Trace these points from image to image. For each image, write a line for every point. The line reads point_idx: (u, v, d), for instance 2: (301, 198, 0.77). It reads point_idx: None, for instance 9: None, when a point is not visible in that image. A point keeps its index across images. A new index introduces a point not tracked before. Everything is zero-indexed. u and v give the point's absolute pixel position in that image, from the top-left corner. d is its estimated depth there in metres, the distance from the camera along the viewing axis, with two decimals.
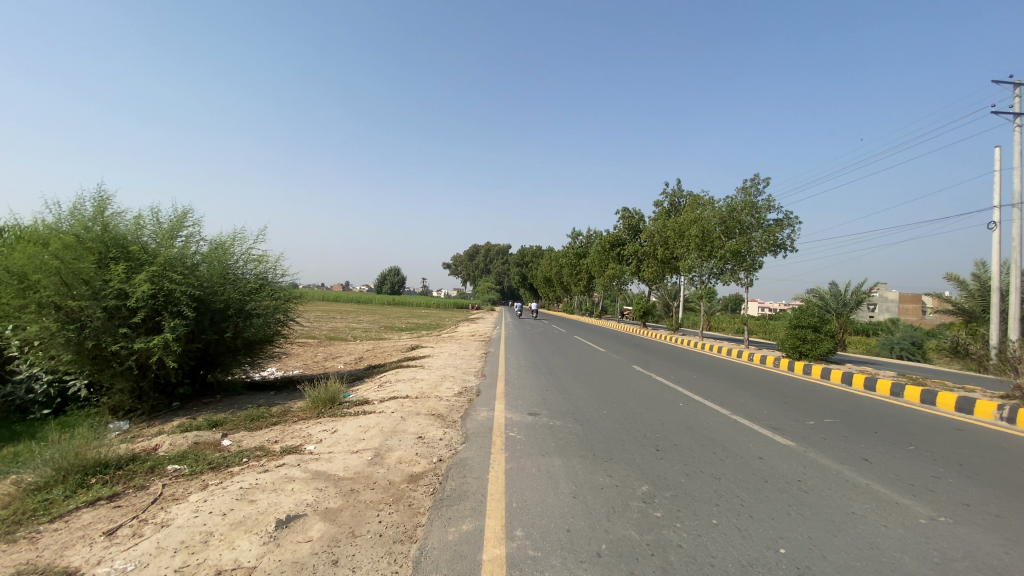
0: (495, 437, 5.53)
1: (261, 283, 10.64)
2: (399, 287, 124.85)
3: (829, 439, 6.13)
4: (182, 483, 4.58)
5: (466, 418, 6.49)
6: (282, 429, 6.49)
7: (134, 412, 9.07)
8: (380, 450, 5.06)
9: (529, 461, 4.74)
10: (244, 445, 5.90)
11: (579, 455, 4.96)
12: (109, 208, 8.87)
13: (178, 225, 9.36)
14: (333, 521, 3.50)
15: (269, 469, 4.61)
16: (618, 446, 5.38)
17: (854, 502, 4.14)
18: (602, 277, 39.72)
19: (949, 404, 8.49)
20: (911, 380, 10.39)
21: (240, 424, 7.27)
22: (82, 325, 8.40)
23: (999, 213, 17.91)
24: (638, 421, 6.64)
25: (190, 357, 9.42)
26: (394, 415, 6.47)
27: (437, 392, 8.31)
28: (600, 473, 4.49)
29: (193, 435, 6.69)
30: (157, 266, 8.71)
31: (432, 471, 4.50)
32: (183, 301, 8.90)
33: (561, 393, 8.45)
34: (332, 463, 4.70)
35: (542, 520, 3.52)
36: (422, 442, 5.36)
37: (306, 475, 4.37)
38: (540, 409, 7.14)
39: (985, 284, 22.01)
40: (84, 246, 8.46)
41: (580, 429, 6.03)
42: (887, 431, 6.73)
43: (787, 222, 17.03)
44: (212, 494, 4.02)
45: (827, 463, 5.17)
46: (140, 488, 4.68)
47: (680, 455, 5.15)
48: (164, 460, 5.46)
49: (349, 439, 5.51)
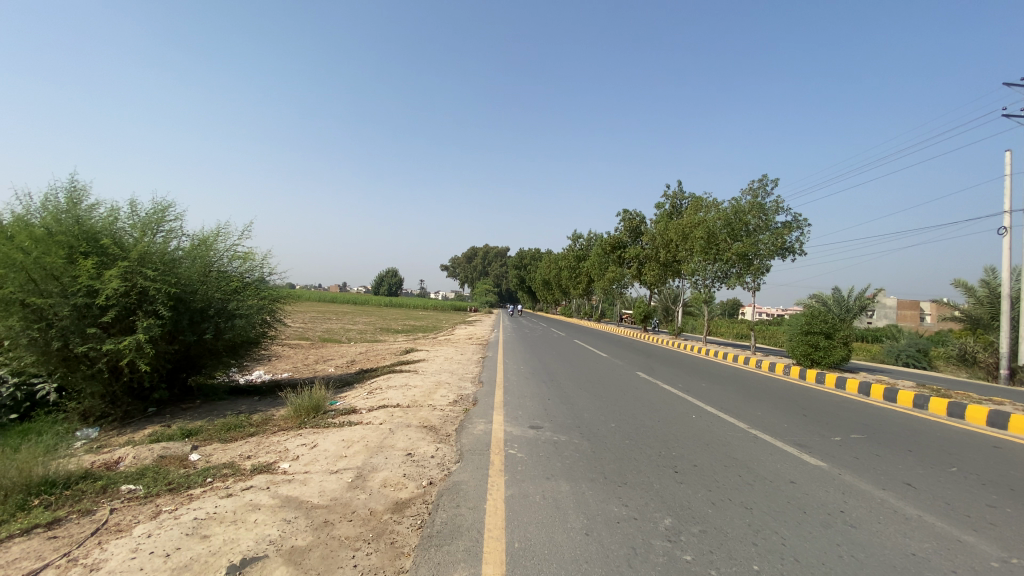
0: (493, 456, 4.94)
1: (245, 281, 9.98)
2: (396, 289, 124.47)
3: (863, 459, 5.54)
4: (132, 510, 3.96)
5: (461, 432, 5.90)
6: (257, 442, 5.88)
7: (106, 418, 8.48)
8: (363, 471, 4.47)
9: (532, 486, 4.14)
10: (212, 460, 5.28)
11: (589, 478, 4.37)
12: (83, 201, 8.26)
13: (158, 219, 8.75)
14: (298, 565, 2.89)
15: (233, 493, 4.00)
16: (632, 467, 4.78)
17: (913, 542, 3.55)
18: (603, 281, 38.88)
19: (981, 417, 7.92)
20: (933, 391, 9.81)
21: (214, 435, 6.66)
22: (49, 325, 7.80)
23: (1009, 217, 17.40)
24: (650, 435, 6.04)
25: (166, 360, 8.78)
26: (382, 428, 5.88)
27: (430, 401, 7.70)
28: (614, 501, 3.89)
29: (160, 447, 6.08)
30: (131, 261, 8.08)
31: (420, 499, 3.88)
32: (159, 299, 8.25)
33: (564, 402, 7.86)
34: (306, 487, 4.09)
35: (550, 566, 2.92)
36: (412, 461, 4.76)
37: (273, 502, 3.76)
38: (542, 421, 6.54)
39: (994, 291, 21.44)
40: (53, 240, 7.82)
41: (588, 445, 5.45)
42: (922, 449, 6.15)
43: (796, 224, 16.44)
44: (160, 527, 3.41)
45: (867, 488, 4.59)
46: (85, 514, 4.06)
47: (702, 478, 4.55)
48: (121, 479, 4.85)
49: (329, 456, 4.92)
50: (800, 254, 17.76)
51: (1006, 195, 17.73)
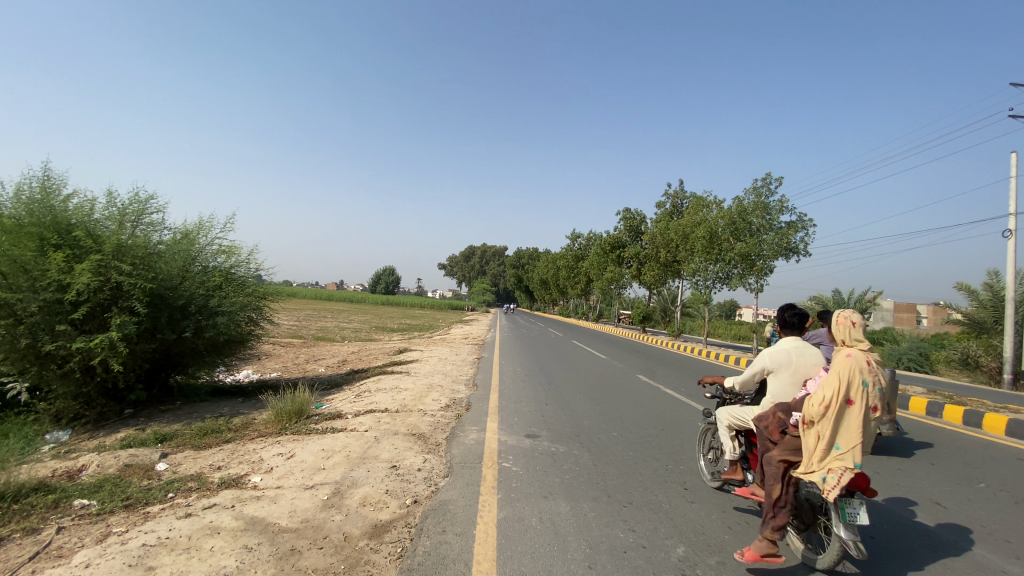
0: (485, 470, 4.52)
1: (229, 277, 9.55)
2: (393, 288, 123.60)
3: (884, 474, 5.13)
4: (79, 533, 3.54)
5: (452, 441, 5.47)
6: (231, 450, 5.44)
7: (79, 420, 8.05)
8: (342, 486, 4.04)
9: (527, 508, 3.71)
10: (179, 471, 4.86)
11: (590, 497, 3.95)
12: (56, 189, 7.79)
13: (137, 210, 8.32)
14: None
15: (192, 513, 3.57)
16: (637, 483, 4.36)
17: None
18: (602, 281, 38.31)
19: (999, 427, 7.50)
20: (946, 399, 9.39)
21: (188, 440, 6.23)
22: (18, 321, 7.39)
23: (1014, 219, 17.11)
24: (655, 446, 5.62)
25: (143, 359, 8.34)
26: (367, 436, 5.44)
27: (421, 405, 7.25)
28: (620, 526, 3.48)
29: (128, 454, 5.64)
30: (104, 255, 7.62)
31: (402, 521, 3.46)
32: (135, 294, 7.81)
33: (563, 409, 7.44)
34: (275, 506, 3.66)
35: None
36: (396, 475, 4.33)
37: (235, 524, 3.34)
38: (540, 430, 6.09)
39: (997, 294, 21.02)
40: (22, 231, 7.37)
41: (589, 458, 5.04)
42: (945, 462, 5.74)
43: (801, 224, 16.08)
44: (101, 556, 3.00)
45: (894, 509, 4.19)
46: (29, 533, 3.64)
47: (714, 497, 4.14)
48: (79, 491, 4.44)
49: (305, 469, 4.48)
50: (804, 255, 17.39)
51: (1011, 197, 17.41)
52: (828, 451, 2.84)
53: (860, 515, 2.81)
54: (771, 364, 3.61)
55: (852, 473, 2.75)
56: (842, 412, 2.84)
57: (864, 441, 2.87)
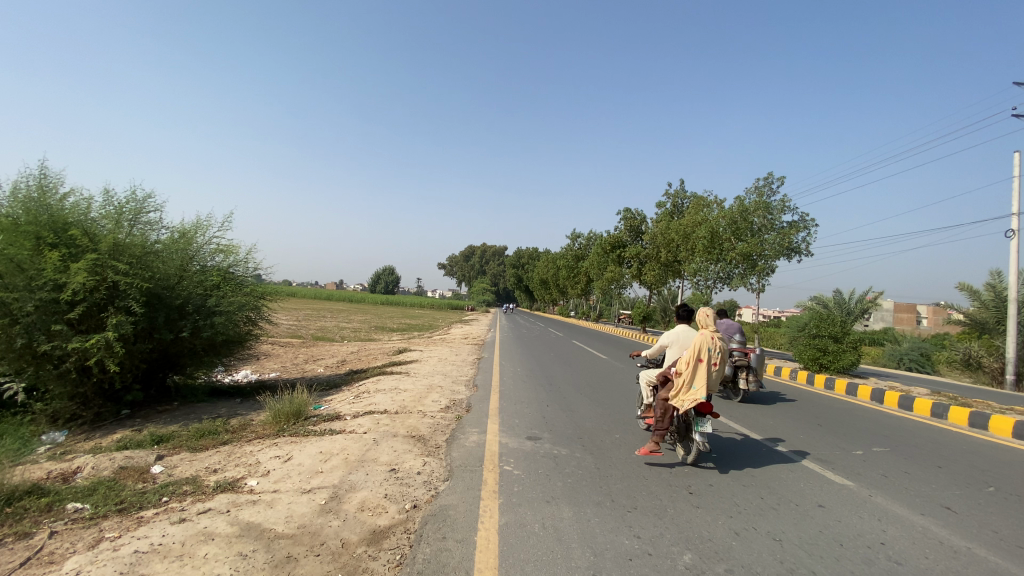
0: (487, 473, 4.44)
1: (227, 277, 9.45)
2: (393, 288, 123.44)
3: (892, 477, 5.05)
4: (70, 538, 3.45)
5: (452, 444, 5.38)
6: (228, 453, 5.35)
7: (76, 421, 7.96)
8: (340, 490, 3.95)
9: (530, 513, 3.63)
10: (175, 474, 4.77)
11: (594, 502, 3.87)
12: (51, 188, 7.69)
13: (134, 210, 8.24)
14: None
15: (186, 518, 3.49)
16: (642, 487, 4.28)
17: None
18: (602, 281, 38.20)
19: (1006, 429, 7.41)
20: (951, 400, 9.29)
21: (185, 442, 6.14)
22: (14, 321, 7.30)
23: (1017, 219, 17.03)
24: (658, 449, 5.53)
25: (140, 359, 8.25)
26: (365, 438, 5.36)
27: (421, 407, 7.16)
28: (625, 532, 3.40)
29: (123, 456, 5.55)
30: (101, 254, 7.53)
31: (401, 527, 3.37)
32: (132, 294, 7.73)
33: (565, 410, 7.35)
34: (271, 511, 3.58)
35: None
36: (395, 479, 4.25)
37: (230, 530, 3.25)
38: (541, 432, 6.01)
39: (1000, 294, 20.93)
40: (17, 230, 7.28)
41: (592, 460, 4.95)
42: (953, 465, 5.65)
43: (803, 224, 15.97)
44: (92, 563, 2.92)
45: (903, 514, 4.11)
46: (20, 538, 3.55)
47: (720, 501, 4.05)
48: (72, 494, 4.35)
49: (303, 472, 4.40)
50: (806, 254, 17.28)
51: (1014, 198, 17.33)
52: (688, 390, 4.75)
53: (707, 425, 4.78)
54: (668, 341, 5.32)
55: (698, 402, 4.64)
56: (697, 367, 4.73)
57: (709, 384, 4.79)
